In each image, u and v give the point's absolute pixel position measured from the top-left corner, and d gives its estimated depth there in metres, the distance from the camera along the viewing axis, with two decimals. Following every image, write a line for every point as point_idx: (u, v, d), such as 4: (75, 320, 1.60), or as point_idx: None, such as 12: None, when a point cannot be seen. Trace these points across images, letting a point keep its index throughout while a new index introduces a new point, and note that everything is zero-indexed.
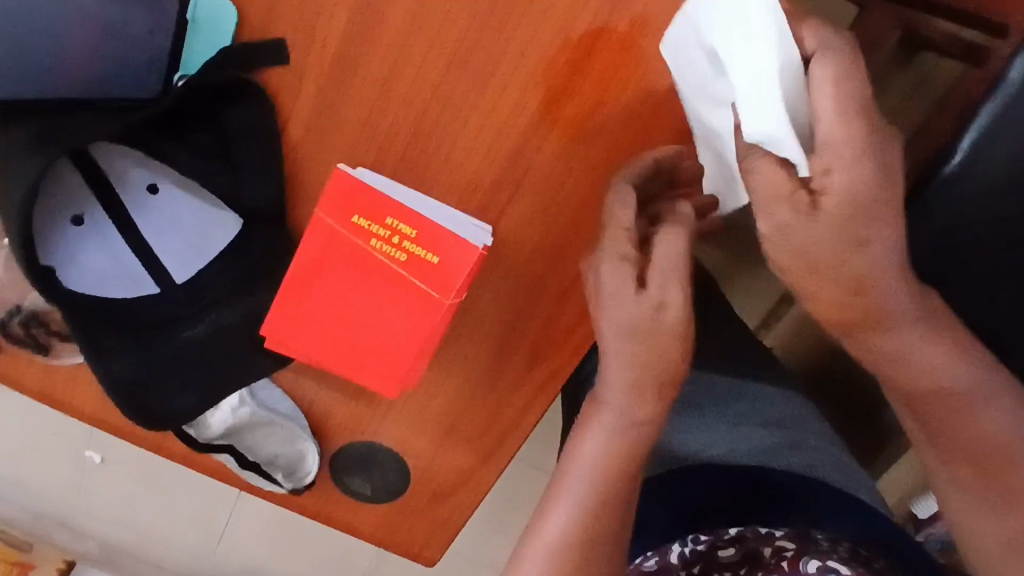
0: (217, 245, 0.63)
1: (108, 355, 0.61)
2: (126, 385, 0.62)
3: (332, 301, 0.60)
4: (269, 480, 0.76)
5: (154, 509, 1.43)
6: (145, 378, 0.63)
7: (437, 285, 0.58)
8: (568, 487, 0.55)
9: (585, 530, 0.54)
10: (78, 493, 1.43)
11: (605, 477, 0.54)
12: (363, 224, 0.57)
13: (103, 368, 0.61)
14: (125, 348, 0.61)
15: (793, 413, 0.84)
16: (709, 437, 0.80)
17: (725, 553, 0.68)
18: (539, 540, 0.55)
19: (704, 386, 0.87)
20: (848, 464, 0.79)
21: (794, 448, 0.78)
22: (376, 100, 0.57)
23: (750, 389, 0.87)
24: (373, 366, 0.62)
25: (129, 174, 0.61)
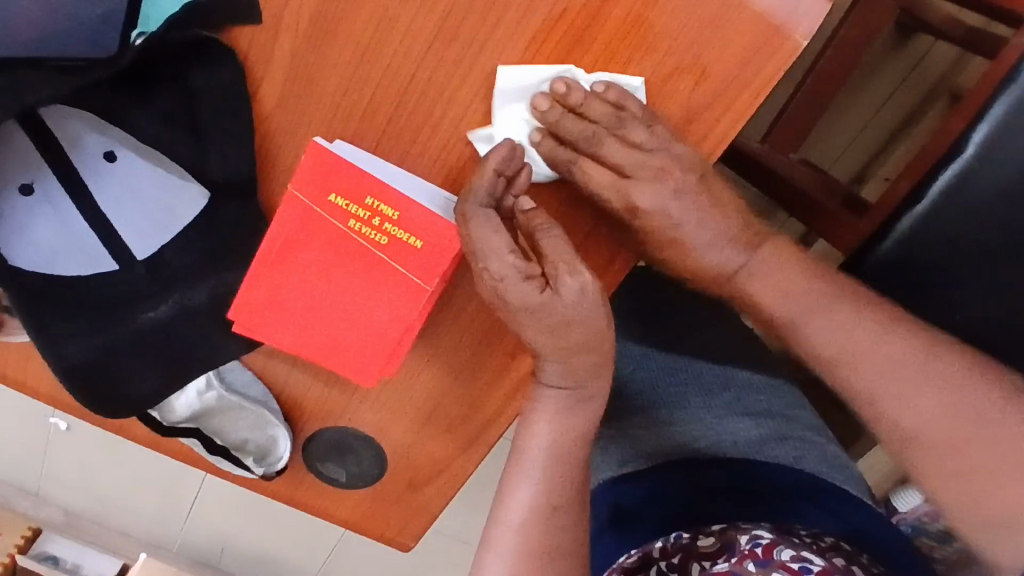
0: (183, 220, 0.59)
1: (61, 338, 0.57)
2: (81, 369, 0.58)
3: (305, 285, 0.56)
4: (239, 465, 0.73)
5: (122, 479, 1.39)
6: (103, 360, 0.59)
7: (420, 271, 0.54)
8: (528, 471, 0.60)
9: (545, 505, 0.59)
10: (42, 461, 1.39)
11: (562, 461, 0.60)
12: (341, 204, 0.52)
13: (54, 352, 0.57)
14: (79, 330, 0.57)
15: (779, 403, 0.83)
16: (696, 429, 0.78)
17: (704, 542, 0.65)
18: (505, 518, 0.60)
19: (690, 374, 0.84)
20: (831, 456, 0.79)
21: (780, 441, 0.78)
22: (358, 68, 0.53)
23: (739, 375, 0.85)
24: (350, 355, 0.58)
25: (84, 139, 0.56)
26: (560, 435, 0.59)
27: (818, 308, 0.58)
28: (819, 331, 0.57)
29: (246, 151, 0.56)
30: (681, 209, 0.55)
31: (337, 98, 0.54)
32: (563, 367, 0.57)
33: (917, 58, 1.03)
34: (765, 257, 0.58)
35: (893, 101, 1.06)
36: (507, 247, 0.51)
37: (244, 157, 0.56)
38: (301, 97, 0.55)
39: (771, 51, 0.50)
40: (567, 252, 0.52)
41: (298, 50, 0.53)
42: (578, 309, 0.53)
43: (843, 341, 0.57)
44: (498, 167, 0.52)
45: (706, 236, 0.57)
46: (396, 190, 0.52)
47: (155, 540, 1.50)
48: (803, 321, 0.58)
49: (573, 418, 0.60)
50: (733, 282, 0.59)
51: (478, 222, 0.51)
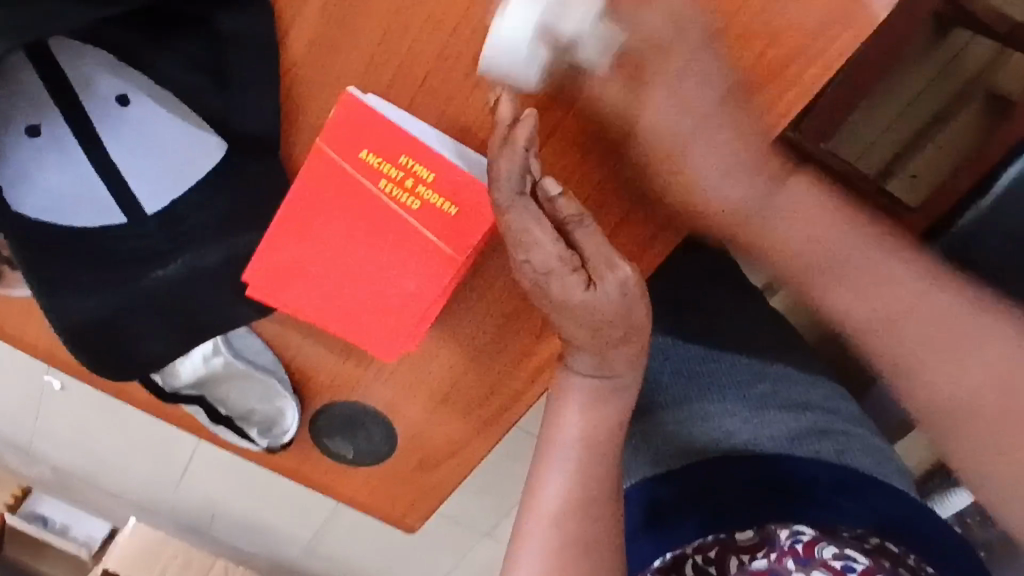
0: (199, 172, 0.55)
1: (64, 293, 0.53)
2: (85, 327, 0.55)
3: (332, 250, 0.52)
4: (243, 437, 0.70)
5: (119, 443, 1.37)
6: (106, 318, 0.56)
7: (451, 239, 0.50)
8: (562, 460, 0.58)
9: (580, 495, 0.57)
10: (36, 420, 1.36)
11: (592, 452, 0.58)
12: (372, 162, 0.48)
13: (56, 307, 0.53)
14: (83, 286, 0.54)
15: (815, 398, 0.81)
16: (733, 424, 0.76)
17: (743, 536, 0.64)
18: (538, 510, 0.57)
19: (725, 365, 0.83)
20: (875, 448, 0.78)
21: (820, 434, 0.76)
22: (397, 16, 0.49)
23: (773, 368, 0.84)
24: (373, 327, 0.55)
25: (97, 82, 0.51)
26: (590, 423, 0.58)
27: (848, 268, 0.48)
28: (845, 290, 0.48)
29: (268, 102, 0.52)
30: (698, 114, 0.47)
31: (373, 48, 0.50)
32: (594, 358, 0.55)
33: (955, 52, 1.00)
34: (811, 199, 0.49)
35: (926, 95, 1.02)
36: (549, 237, 0.49)
37: (268, 110, 0.52)
38: (331, 45, 0.50)
39: None
40: (604, 247, 0.50)
41: None
42: (621, 302, 0.51)
43: (885, 305, 0.46)
44: (527, 146, 0.45)
45: (718, 156, 0.48)
46: (432, 150, 0.48)
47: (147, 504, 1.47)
48: (827, 276, 0.48)
49: (606, 406, 0.58)
50: (750, 223, 0.50)
51: (516, 215, 0.48)
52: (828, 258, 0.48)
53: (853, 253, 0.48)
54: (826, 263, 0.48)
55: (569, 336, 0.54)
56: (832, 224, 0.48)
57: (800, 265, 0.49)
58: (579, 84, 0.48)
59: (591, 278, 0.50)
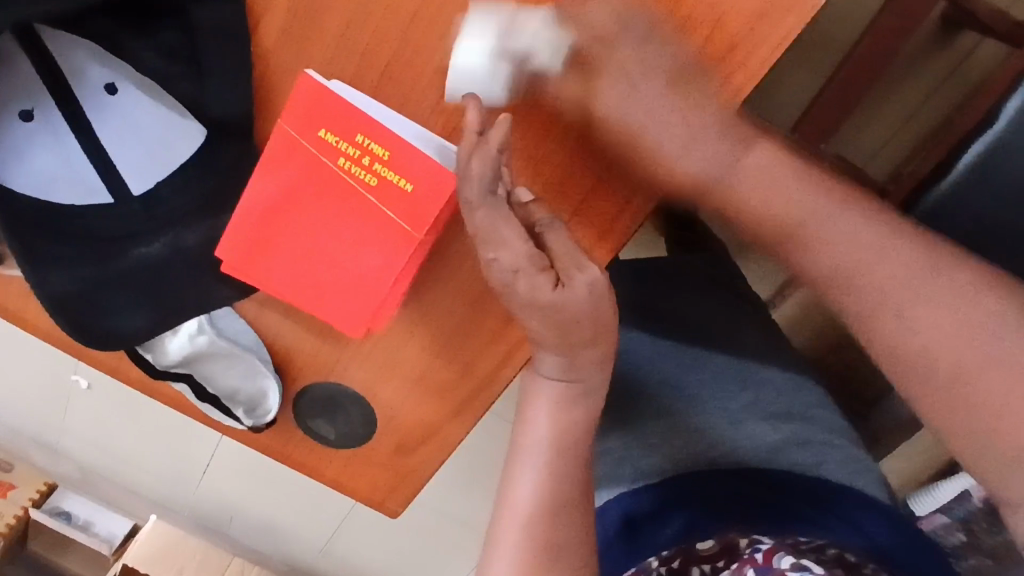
0: (181, 156, 0.59)
1: (46, 264, 0.57)
2: (68, 300, 0.58)
3: (299, 228, 0.54)
4: (229, 415, 0.73)
5: (137, 441, 1.42)
6: (89, 292, 0.59)
7: (410, 215, 0.53)
8: (532, 460, 0.59)
9: (548, 495, 0.57)
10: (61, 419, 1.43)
11: (560, 454, 0.59)
12: (330, 140, 0.51)
13: (37, 277, 0.56)
14: (68, 260, 0.57)
15: (797, 407, 0.81)
16: (707, 438, 0.76)
17: (704, 546, 0.65)
18: (511, 511, 0.58)
19: (706, 369, 0.82)
20: (854, 458, 0.77)
21: (797, 447, 0.76)
22: (358, 6, 0.52)
23: (759, 375, 0.82)
24: (340, 303, 0.57)
25: (86, 70, 0.56)
26: (557, 426, 0.59)
27: (822, 219, 0.48)
28: (827, 237, 0.48)
29: (243, 88, 0.56)
30: (649, 110, 0.50)
31: (337, 36, 0.53)
32: (563, 360, 0.57)
33: (964, 56, 1.00)
34: (770, 158, 0.50)
35: (936, 97, 1.03)
36: (519, 235, 0.51)
37: (243, 96, 0.56)
38: (300, 35, 0.54)
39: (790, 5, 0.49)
40: (572, 248, 0.53)
41: None
42: (589, 303, 0.54)
43: (862, 261, 0.47)
44: (497, 146, 0.48)
45: (671, 129, 0.50)
46: (387, 129, 0.50)
47: (164, 502, 1.51)
48: (835, 278, 0.48)
49: (572, 410, 0.59)
50: (721, 186, 0.51)
51: (486, 213, 0.51)
52: (835, 240, 0.48)
53: (854, 243, 0.47)
54: (832, 242, 0.48)
55: (537, 336, 0.56)
56: (845, 210, 0.48)
57: (805, 242, 0.48)
58: (542, 89, 0.53)
59: (559, 278, 0.53)
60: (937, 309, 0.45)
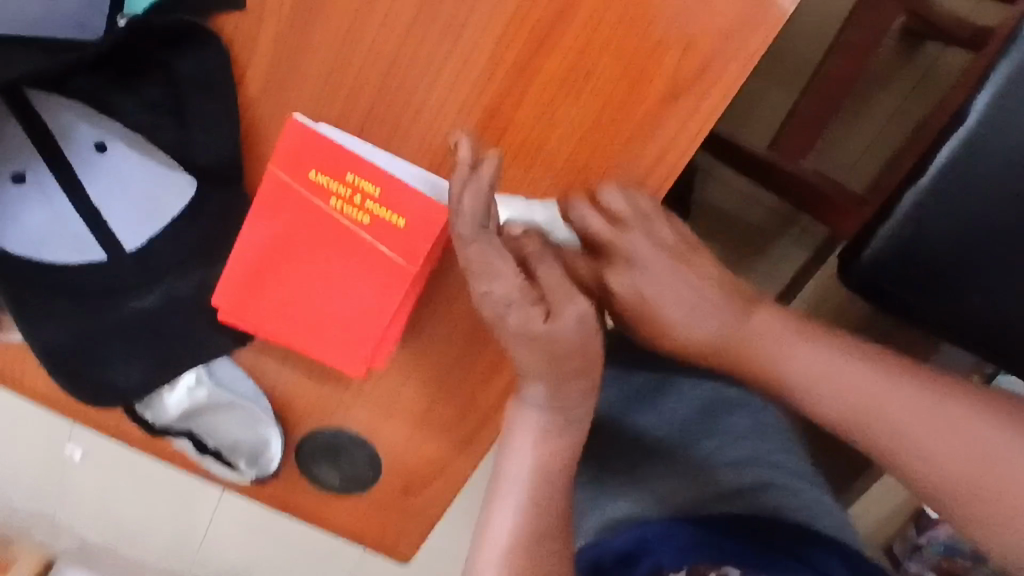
0: (172, 210, 0.60)
1: (40, 322, 0.57)
2: (64, 356, 0.59)
3: (294, 270, 0.54)
4: (232, 469, 0.72)
5: (139, 509, 1.40)
6: (84, 347, 0.59)
7: (404, 249, 0.53)
8: (512, 494, 0.63)
9: (528, 527, 0.63)
10: (59, 494, 1.40)
11: (541, 485, 0.63)
12: (321, 181, 0.51)
13: (34, 335, 0.57)
14: (63, 316, 0.58)
15: (763, 450, 0.85)
16: (677, 485, 0.81)
17: None
18: (490, 543, 0.64)
19: (670, 416, 0.87)
20: (815, 502, 0.82)
21: (764, 491, 0.80)
22: (340, 51, 0.54)
23: (727, 419, 0.87)
24: (339, 342, 0.57)
25: (75, 130, 0.57)
26: (539, 457, 0.63)
27: (827, 377, 0.56)
28: (791, 361, 0.57)
29: (230, 138, 0.57)
30: (667, 280, 0.56)
31: (321, 81, 0.55)
32: (550, 389, 0.58)
33: (930, 64, 1.04)
34: (760, 323, 0.57)
35: (908, 105, 1.06)
36: (510, 269, 0.52)
37: (230, 145, 0.57)
38: (285, 83, 0.55)
39: (752, 24, 0.51)
40: (562, 280, 0.53)
41: (282, 34, 0.54)
42: (579, 336, 0.54)
43: (855, 405, 0.55)
44: (489, 181, 0.51)
45: (687, 307, 0.56)
46: (376, 166, 0.50)
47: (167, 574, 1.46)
48: (810, 387, 0.56)
49: (552, 442, 0.62)
50: (735, 350, 0.57)
51: (479, 247, 0.51)
52: (805, 364, 0.56)
53: (857, 393, 0.55)
54: (813, 369, 0.56)
55: (520, 363, 0.56)
56: (814, 348, 0.57)
57: (801, 378, 0.56)
58: (525, 117, 0.55)
59: (551, 311, 0.53)
60: (882, 398, 0.54)
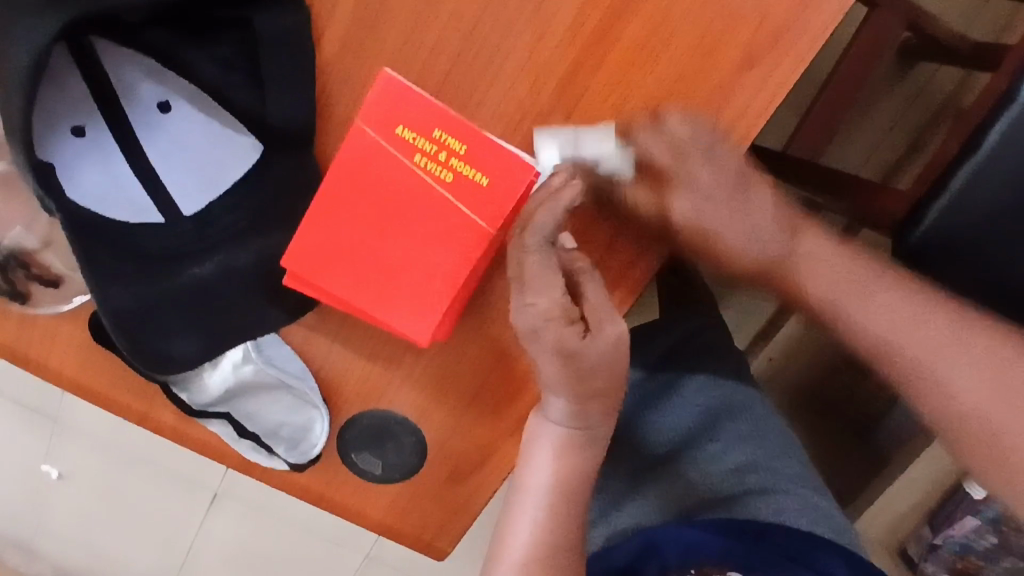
0: (232, 174, 0.58)
1: (109, 280, 0.55)
2: (131, 317, 0.57)
3: (368, 229, 0.53)
4: (270, 453, 0.68)
5: (116, 536, 1.29)
6: (149, 312, 0.57)
7: (483, 210, 0.52)
8: (531, 505, 0.61)
9: (546, 544, 0.60)
10: (31, 517, 1.30)
11: (563, 494, 0.61)
12: (407, 137, 0.51)
13: (102, 293, 0.55)
14: (129, 276, 0.56)
15: (766, 454, 0.81)
16: (672, 493, 0.81)
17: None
18: (506, 560, 0.61)
19: (669, 418, 0.87)
20: (815, 506, 0.75)
21: (757, 496, 0.76)
22: (420, 12, 0.53)
23: (728, 426, 0.83)
24: (407, 308, 0.55)
25: (138, 87, 0.55)
26: (561, 470, 0.61)
27: (866, 289, 0.53)
28: (817, 262, 0.54)
29: (301, 101, 0.55)
30: (717, 218, 0.54)
31: (398, 45, 0.54)
32: (574, 409, 0.59)
33: (924, 83, 1.05)
34: (807, 242, 0.54)
35: (901, 123, 1.07)
36: (560, 288, 0.52)
37: (301, 111, 0.55)
38: (361, 45, 0.54)
39: None
40: (605, 301, 0.55)
41: None
42: (608, 354, 0.55)
43: (893, 321, 0.51)
44: (568, 203, 0.50)
45: (750, 228, 0.54)
46: (464, 122, 0.50)
47: None
48: (857, 295, 0.53)
49: (577, 455, 0.61)
50: (782, 266, 0.55)
51: (538, 260, 0.52)
52: (837, 284, 0.53)
53: (908, 317, 0.51)
54: (813, 258, 0.54)
55: (544, 377, 0.57)
56: (840, 260, 0.54)
57: (818, 291, 0.54)
58: (601, 87, 0.54)
59: (589, 328, 0.54)
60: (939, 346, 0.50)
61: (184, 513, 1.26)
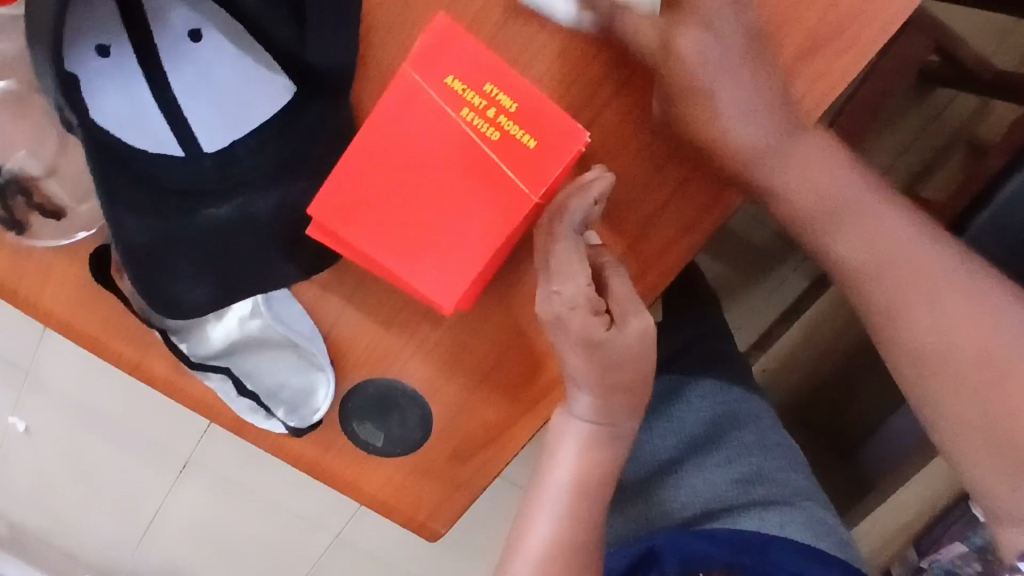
0: (260, 116, 0.55)
1: (123, 207, 0.52)
2: (141, 250, 0.53)
3: (403, 182, 0.51)
4: (268, 415, 0.65)
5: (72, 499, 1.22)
6: (160, 248, 0.54)
7: (527, 174, 0.49)
8: (550, 503, 0.60)
9: (562, 544, 0.59)
10: None
11: (583, 493, 0.59)
12: (456, 89, 0.48)
13: (114, 219, 0.52)
14: (143, 207, 0.53)
15: (770, 466, 0.78)
16: (669, 500, 0.78)
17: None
18: (521, 557, 0.59)
19: (671, 425, 0.84)
20: (818, 520, 0.73)
21: (760, 506, 0.73)
22: None
23: (733, 434, 0.81)
24: (435, 271, 0.52)
25: (169, 11, 0.51)
26: (584, 469, 0.59)
27: (851, 210, 0.50)
28: (795, 163, 0.50)
29: (341, 45, 0.52)
30: (732, 85, 0.48)
31: None
32: (598, 405, 0.57)
33: (943, 109, 1.02)
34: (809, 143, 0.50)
35: (915, 147, 1.04)
36: (585, 275, 0.51)
37: (340, 54, 0.52)
38: None
39: None
40: (632, 294, 0.53)
41: None
42: (634, 347, 0.53)
43: (875, 254, 0.50)
44: (598, 197, 0.49)
45: (744, 102, 0.48)
46: (518, 80, 0.48)
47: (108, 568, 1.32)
48: (831, 222, 0.51)
49: (600, 453, 0.59)
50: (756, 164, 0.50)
51: (566, 247, 0.50)
52: (823, 188, 0.50)
53: (898, 237, 0.49)
54: (825, 189, 0.50)
55: (570, 367, 0.55)
56: (825, 157, 0.50)
57: (813, 183, 0.50)
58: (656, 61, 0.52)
59: (614, 320, 0.53)
60: (932, 279, 0.48)
61: (150, 481, 1.20)
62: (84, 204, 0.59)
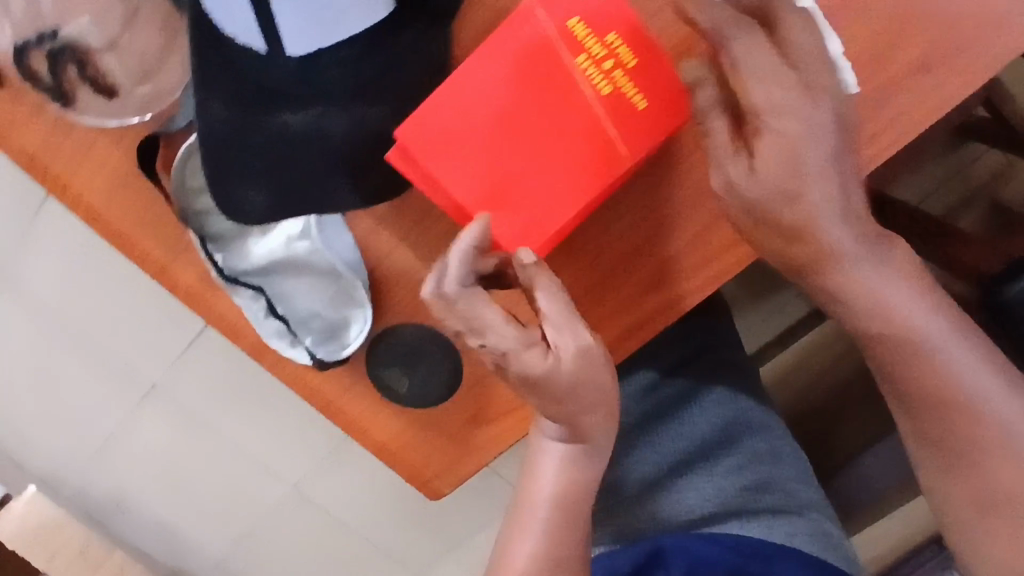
0: (352, 27, 0.50)
1: (212, 92, 0.50)
2: (218, 138, 0.52)
3: (499, 118, 0.48)
4: (295, 343, 0.62)
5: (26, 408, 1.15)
6: (234, 143, 0.52)
7: (630, 134, 0.48)
8: (532, 521, 0.53)
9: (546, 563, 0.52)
10: None
11: (568, 512, 0.53)
12: (578, 32, 0.46)
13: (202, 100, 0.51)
14: (230, 97, 0.51)
15: (779, 475, 0.78)
16: (674, 499, 0.78)
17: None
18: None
19: (683, 426, 0.84)
20: (823, 533, 0.73)
21: (767, 514, 0.73)
22: None
23: (744, 441, 0.81)
24: (509, 217, 0.50)
25: None
26: (569, 485, 0.53)
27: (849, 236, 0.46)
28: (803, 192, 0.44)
29: None
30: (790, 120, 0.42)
31: None
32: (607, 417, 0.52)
33: (966, 163, 0.97)
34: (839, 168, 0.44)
35: (942, 191, 0.98)
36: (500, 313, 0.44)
37: None
38: None
39: None
40: (566, 311, 0.45)
41: None
42: (581, 370, 0.45)
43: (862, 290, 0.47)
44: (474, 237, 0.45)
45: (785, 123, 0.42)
46: (645, 36, 0.46)
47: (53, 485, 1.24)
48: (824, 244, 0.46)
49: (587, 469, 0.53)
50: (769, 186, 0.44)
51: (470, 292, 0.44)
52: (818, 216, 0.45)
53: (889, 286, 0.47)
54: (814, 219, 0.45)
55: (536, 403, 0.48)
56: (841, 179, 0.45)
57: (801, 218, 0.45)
58: None
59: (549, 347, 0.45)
60: (914, 326, 0.47)
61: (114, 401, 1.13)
62: (141, 86, 0.55)
